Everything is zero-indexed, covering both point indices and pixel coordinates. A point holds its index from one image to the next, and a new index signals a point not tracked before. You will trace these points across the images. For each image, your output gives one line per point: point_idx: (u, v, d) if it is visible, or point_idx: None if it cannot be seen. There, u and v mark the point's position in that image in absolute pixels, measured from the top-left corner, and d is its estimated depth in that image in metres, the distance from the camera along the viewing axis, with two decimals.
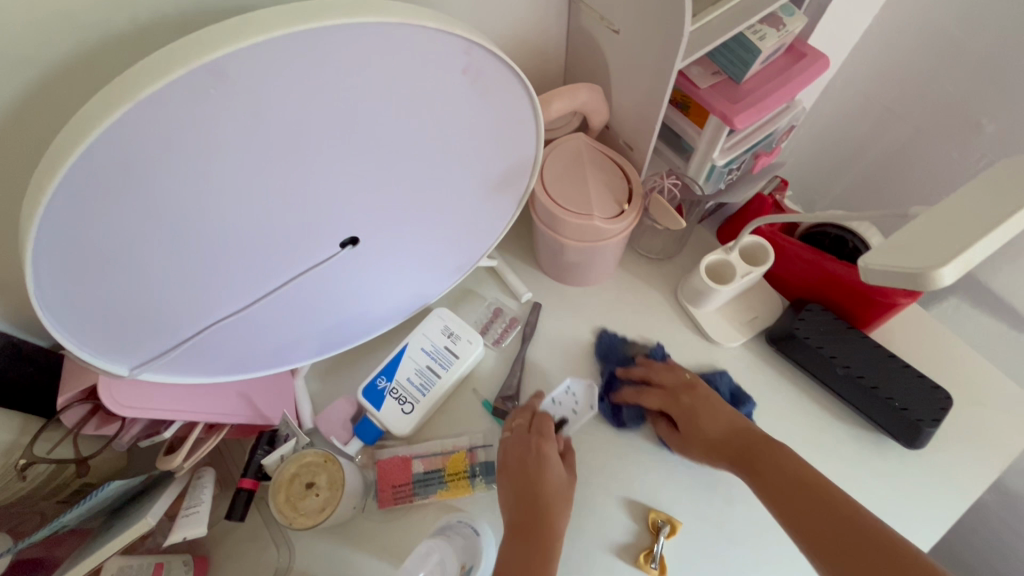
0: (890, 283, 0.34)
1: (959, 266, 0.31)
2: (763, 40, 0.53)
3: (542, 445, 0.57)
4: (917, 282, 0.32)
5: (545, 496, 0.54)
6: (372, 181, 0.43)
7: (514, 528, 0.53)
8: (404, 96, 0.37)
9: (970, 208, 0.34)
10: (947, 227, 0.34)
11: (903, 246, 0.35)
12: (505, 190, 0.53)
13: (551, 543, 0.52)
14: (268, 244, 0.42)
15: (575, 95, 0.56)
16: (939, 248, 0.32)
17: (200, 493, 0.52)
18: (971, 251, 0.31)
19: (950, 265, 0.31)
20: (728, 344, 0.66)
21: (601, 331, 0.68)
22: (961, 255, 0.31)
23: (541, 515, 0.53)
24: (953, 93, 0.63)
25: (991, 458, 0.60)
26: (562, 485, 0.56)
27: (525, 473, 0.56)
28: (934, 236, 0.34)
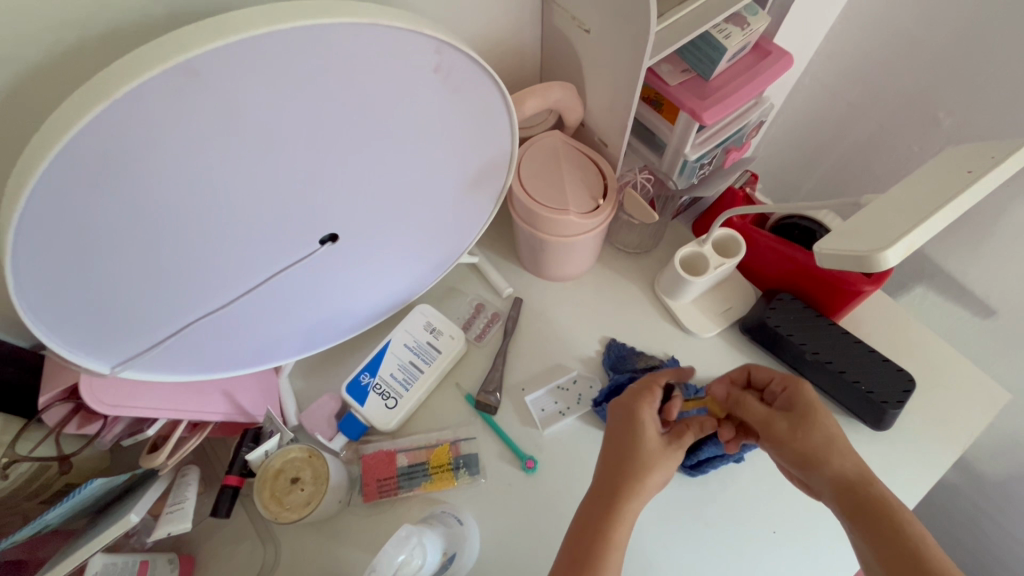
0: (841, 267, 0.36)
1: (904, 247, 0.33)
2: (728, 39, 0.55)
3: (643, 412, 0.52)
4: (865, 264, 0.34)
5: (635, 462, 0.50)
6: (350, 178, 0.44)
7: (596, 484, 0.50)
8: (378, 95, 0.38)
9: (915, 196, 0.36)
10: (893, 215, 0.36)
11: (853, 232, 0.37)
12: (482, 186, 0.54)
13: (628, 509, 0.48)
14: (247, 242, 0.43)
15: (549, 93, 0.57)
16: (883, 233, 0.35)
17: (185, 490, 0.52)
18: (913, 235, 0.33)
19: (894, 247, 0.33)
20: (704, 335, 0.68)
21: (610, 341, 0.68)
22: (904, 238, 0.33)
23: (628, 478, 0.49)
24: (912, 89, 0.66)
25: (955, 438, 0.63)
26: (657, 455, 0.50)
27: (618, 438, 0.52)
28: (882, 222, 0.36)
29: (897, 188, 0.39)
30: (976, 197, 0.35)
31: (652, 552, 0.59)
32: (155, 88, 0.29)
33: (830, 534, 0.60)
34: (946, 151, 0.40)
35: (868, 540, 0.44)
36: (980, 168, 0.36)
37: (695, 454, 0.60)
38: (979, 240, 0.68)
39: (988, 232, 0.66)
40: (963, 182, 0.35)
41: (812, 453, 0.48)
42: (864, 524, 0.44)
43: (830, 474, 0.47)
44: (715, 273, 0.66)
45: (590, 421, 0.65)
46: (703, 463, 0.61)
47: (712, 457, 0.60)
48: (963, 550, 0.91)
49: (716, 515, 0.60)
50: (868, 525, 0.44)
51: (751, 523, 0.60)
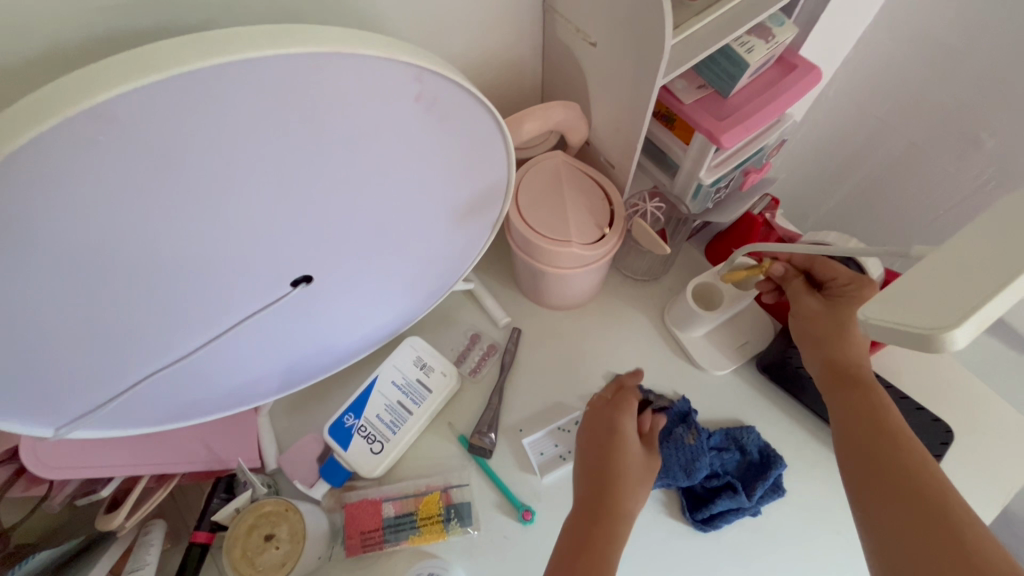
0: (893, 342, 0.28)
1: (976, 324, 0.25)
2: (750, 52, 0.49)
3: (622, 412, 0.53)
4: (925, 344, 0.26)
5: (618, 460, 0.50)
6: (321, 216, 0.39)
7: (580, 504, 0.48)
8: (349, 128, 0.33)
9: (994, 248, 0.28)
10: (959, 274, 0.28)
11: (910, 297, 0.28)
12: (476, 214, 0.49)
13: (616, 523, 0.46)
14: (205, 290, 0.38)
15: (550, 113, 0.52)
16: (946, 301, 0.27)
17: (145, 552, 0.47)
18: (990, 307, 0.25)
19: (964, 324, 0.25)
20: (716, 372, 0.63)
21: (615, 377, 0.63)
22: (977, 312, 0.25)
23: (610, 493, 0.47)
24: (951, 105, 0.60)
25: (994, 491, 0.57)
26: (642, 469, 0.50)
27: (601, 437, 0.52)
28: (944, 285, 0.27)
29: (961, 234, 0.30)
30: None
31: None
32: (65, 133, 0.24)
33: None
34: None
35: (843, 412, 0.48)
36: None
37: (707, 508, 0.55)
38: None
39: None
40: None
41: (823, 337, 0.52)
42: (844, 396, 0.48)
43: (826, 358, 0.51)
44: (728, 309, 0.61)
45: None
46: (715, 518, 0.56)
47: (728, 510, 0.56)
48: None
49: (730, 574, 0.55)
50: (857, 401, 0.47)
51: None
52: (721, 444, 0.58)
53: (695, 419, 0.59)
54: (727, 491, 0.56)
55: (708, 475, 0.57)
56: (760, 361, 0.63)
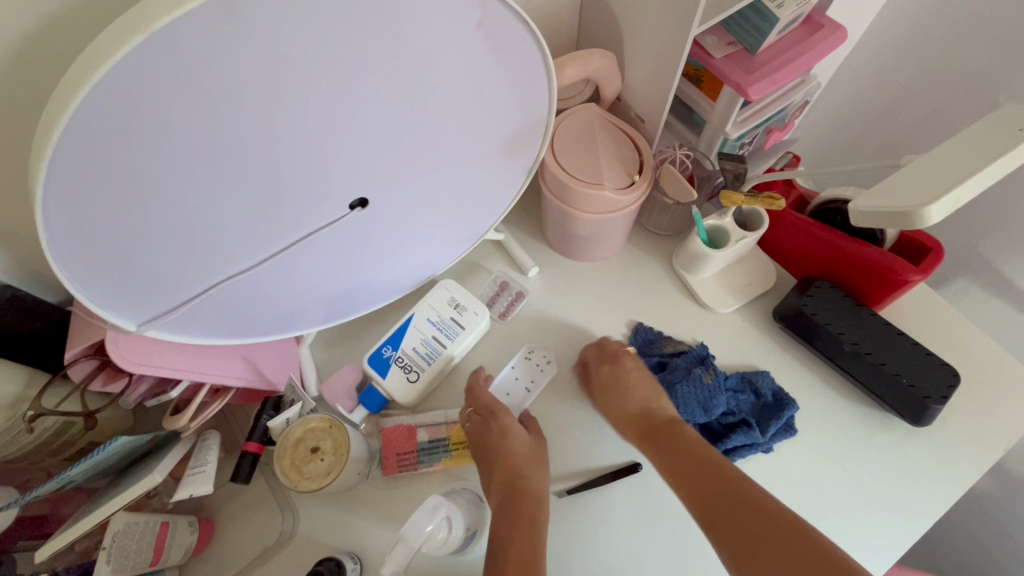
0: (884, 224, 0.33)
1: (950, 203, 0.31)
2: (780, 8, 0.52)
3: (500, 419, 0.58)
4: (905, 221, 0.31)
5: (517, 463, 0.55)
6: (383, 137, 0.42)
7: (500, 501, 0.53)
8: (415, 48, 0.37)
9: (964, 153, 0.34)
10: (935, 172, 0.34)
11: (894, 189, 0.34)
12: (517, 152, 0.52)
13: (534, 507, 0.52)
14: (277, 200, 0.42)
15: (589, 61, 0.55)
16: (923, 191, 0.32)
17: (206, 454, 0.52)
18: (961, 189, 0.31)
19: (938, 202, 0.31)
20: (722, 310, 0.66)
21: (636, 325, 0.67)
22: (950, 193, 0.31)
23: (518, 487, 0.54)
24: (971, 69, 0.62)
25: (995, 438, 0.60)
26: (529, 450, 0.57)
27: (488, 448, 0.56)
28: (924, 179, 0.33)
29: (943, 146, 0.36)
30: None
31: (674, 538, 0.58)
32: (190, 24, 0.27)
33: (862, 531, 0.57)
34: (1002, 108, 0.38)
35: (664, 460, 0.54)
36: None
37: (723, 442, 0.59)
38: None
39: None
40: (1015, 137, 0.33)
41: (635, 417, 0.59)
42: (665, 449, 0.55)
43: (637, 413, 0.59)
44: (733, 248, 0.63)
45: None
46: (730, 452, 0.59)
47: (742, 445, 0.59)
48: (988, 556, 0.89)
49: None
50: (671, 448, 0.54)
51: None
52: (737, 386, 0.61)
53: (712, 360, 0.62)
54: (741, 427, 0.59)
55: (724, 412, 0.60)
56: (781, 313, 0.64)
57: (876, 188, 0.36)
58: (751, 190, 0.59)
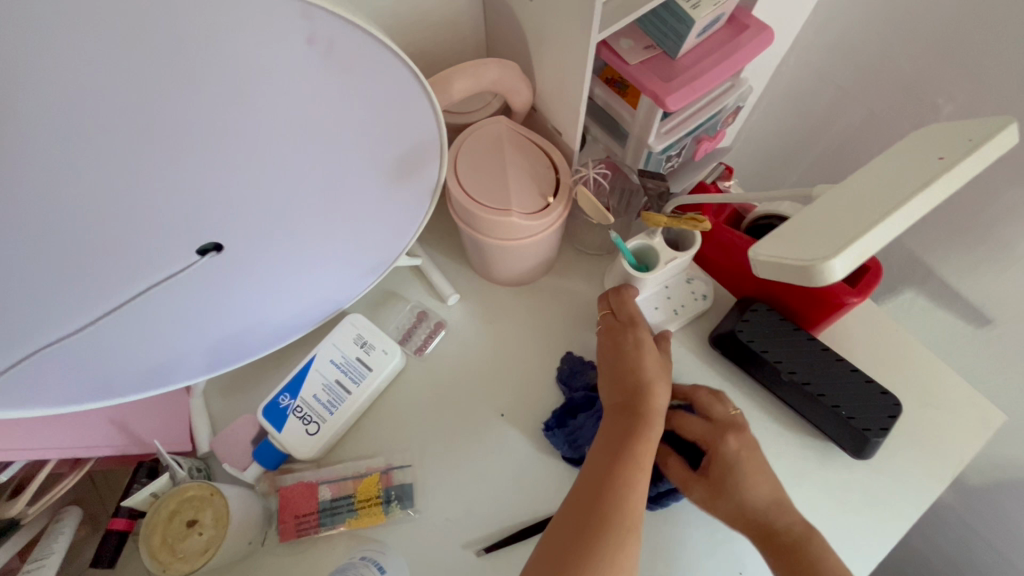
0: (783, 277, 0.28)
1: (857, 254, 0.26)
2: (696, 8, 0.47)
3: (637, 330, 0.55)
4: (807, 278, 0.26)
5: (643, 376, 0.52)
6: (218, 175, 0.36)
7: (617, 408, 0.51)
8: (226, 70, 0.30)
9: (879, 186, 0.29)
10: (845, 210, 0.28)
11: (800, 233, 0.29)
12: (405, 180, 0.46)
13: (650, 421, 0.50)
14: (88, 252, 0.35)
15: (484, 72, 0.48)
16: (828, 237, 0.27)
17: (52, 541, 0.45)
18: (868, 237, 0.26)
19: (843, 254, 0.26)
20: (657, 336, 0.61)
21: (567, 354, 0.61)
22: (856, 242, 0.26)
23: (642, 394, 0.51)
24: (907, 70, 0.58)
25: (943, 464, 0.57)
26: (658, 370, 0.53)
27: (618, 353, 0.55)
28: (834, 220, 0.28)
29: (857, 175, 0.31)
30: (957, 182, 0.27)
31: None
32: None
33: None
34: (926, 126, 0.32)
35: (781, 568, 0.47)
36: (952, 151, 0.28)
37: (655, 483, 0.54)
38: (979, 243, 0.61)
39: (992, 236, 0.59)
40: (932, 169, 0.28)
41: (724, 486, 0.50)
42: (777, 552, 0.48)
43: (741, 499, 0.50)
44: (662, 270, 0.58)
45: (543, 446, 0.58)
46: (664, 496, 0.54)
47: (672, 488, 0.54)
48: (951, 567, 0.86)
49: (678, 556, 0.54)
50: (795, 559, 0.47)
51: (720, 561, 0.54)
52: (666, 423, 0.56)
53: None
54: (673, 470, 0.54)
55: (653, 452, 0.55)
56: (717, 337, 0.60)
57: (781, 228, 0.31)
58: (674, 212, 0.54)
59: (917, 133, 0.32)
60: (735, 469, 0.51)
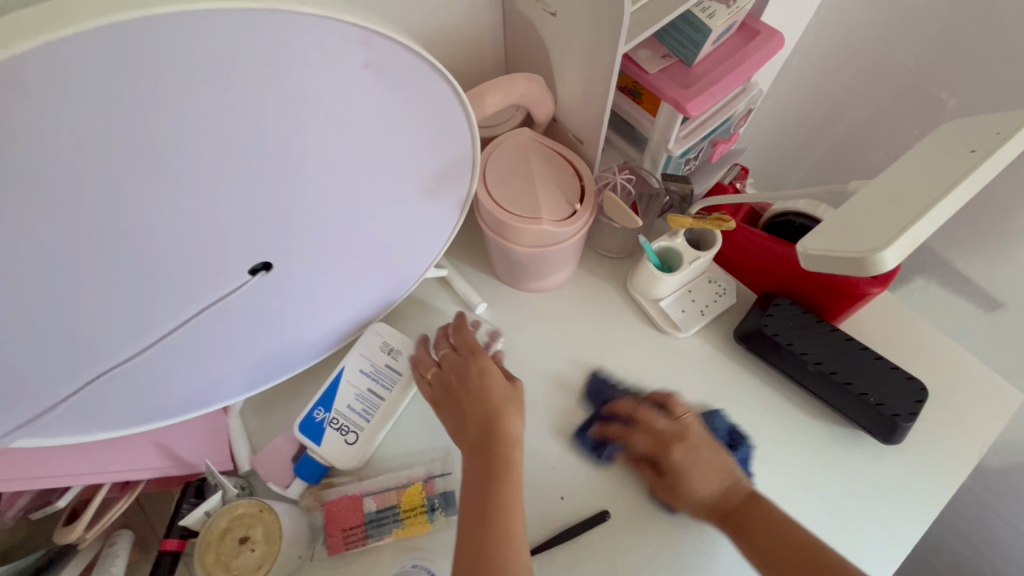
0: (837, 269, 0.30)
1: (906, 244, 0.27)
2: (712, 18, 0.49)
3: (477, 360, 0.54)
4: (860, 268, 0.28)
5: (488, 404, 0.51)
6: (274, 196, 0.37)
7: (471, 441, 0.50)
8: (293, 95, 0.31)
9: (917, 179, 0.30)
10: (886, 203, 0.30)
11: (845, 227, 0.31)
12: (441, 193, 0.47)
13: (508, 449, 0.49)
14: (150, 277, 0.36)
15: (512, 87, 0.50)
16: (875, 229, 0.29)
17: (108, 566, 0.46)
18: (917, 228, 0.27)
19: (894, 244, 0.27)
20: (682, 333, 0.63)
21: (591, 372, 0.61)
22: (906, 233, 0.27)
23: (490, 423, 0.50)
24: (910, 68, 0.60)
25: (969, 445, 0.58)
26: (506, 394, 0.52)
27: (460, 381, 0.53)
28: (878, 214, 0.30)
29: (890, 169, 0.33)
30: (992, 172, 0.29)
31: None
32: None
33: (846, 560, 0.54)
34: (950, 121, 0.34)
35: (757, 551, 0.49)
36: (983, 144, 0.30)
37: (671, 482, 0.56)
38: (986, 229, 0.63)
39: (997, 222, 0.62)
40: (968, 161, 0.29)
41: (677, 486, 0.54)
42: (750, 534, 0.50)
43: (694, 502, 0.54)
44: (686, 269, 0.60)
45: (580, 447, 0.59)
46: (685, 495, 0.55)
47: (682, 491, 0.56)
48: (972, 548, 0.88)
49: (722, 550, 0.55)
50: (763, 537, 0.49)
51: None
52: None
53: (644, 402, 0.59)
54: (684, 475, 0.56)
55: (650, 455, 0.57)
56: (743, 337, 0.61)
57: (824, 224, 0.33)
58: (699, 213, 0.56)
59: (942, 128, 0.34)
60: (686, 471, 0.54)
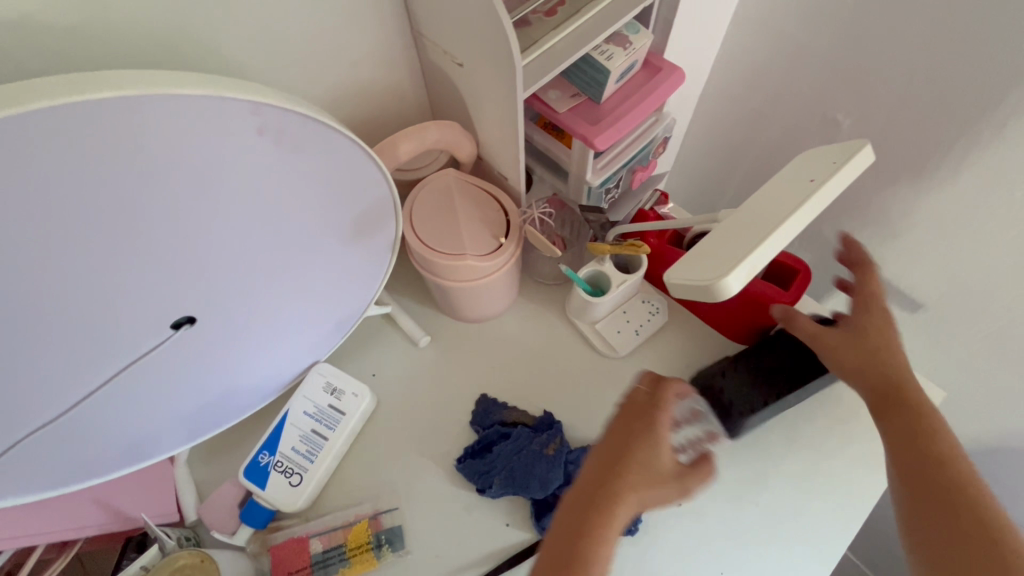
0: (693, 295, 0.34)
1: (744, 271, 0.32)
2: (610, 60, 0.52)
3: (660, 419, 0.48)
4: (709, 294, 0.32)
5: (628, 459, 0.43)
6: (189, 258, 0.38)
7: (595, 484, 0.43)
8: (191, 168, 0.33)
9: (765, 209, 0.35)
10: (739, 232, 0.34)
11: (703, 257, 0.35)
12: (363, 238, 0.50)
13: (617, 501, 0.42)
14: (65, 346, 0.37)
15: (427, 134, 0.53)
16: (723, 259, 0.33)
17: None
18: (753, 257, 0.32)
19: (734, 272, 0.32)
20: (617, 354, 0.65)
21: (482, 397, 0.63)
22: (744, 261, 0.32)
23: (626, 468, 0.43)
24: (809, 92, 0.65)
25: None
26: (662, 468, 0.43)
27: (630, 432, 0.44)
28: (731, 243, 0.34)
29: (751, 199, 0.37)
30: (823, 202, 0.33)
31: None
32: None
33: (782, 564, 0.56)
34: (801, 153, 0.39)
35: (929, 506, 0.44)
36: (818, 175, 0.34)
37: None
38: (896, 236, 0.67)
39: (906, 227, 0.65)
40: (803, 191, 0.34)
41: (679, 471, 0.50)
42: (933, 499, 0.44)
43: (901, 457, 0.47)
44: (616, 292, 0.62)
45: None
46: None
47: None
48: None
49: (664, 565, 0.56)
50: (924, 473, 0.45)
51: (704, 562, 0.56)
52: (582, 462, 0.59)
53: (558, 431, 0.59)
54: None
55: (563, 482, 0.57)
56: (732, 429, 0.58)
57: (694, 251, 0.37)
58: (615, 240, 0.60)
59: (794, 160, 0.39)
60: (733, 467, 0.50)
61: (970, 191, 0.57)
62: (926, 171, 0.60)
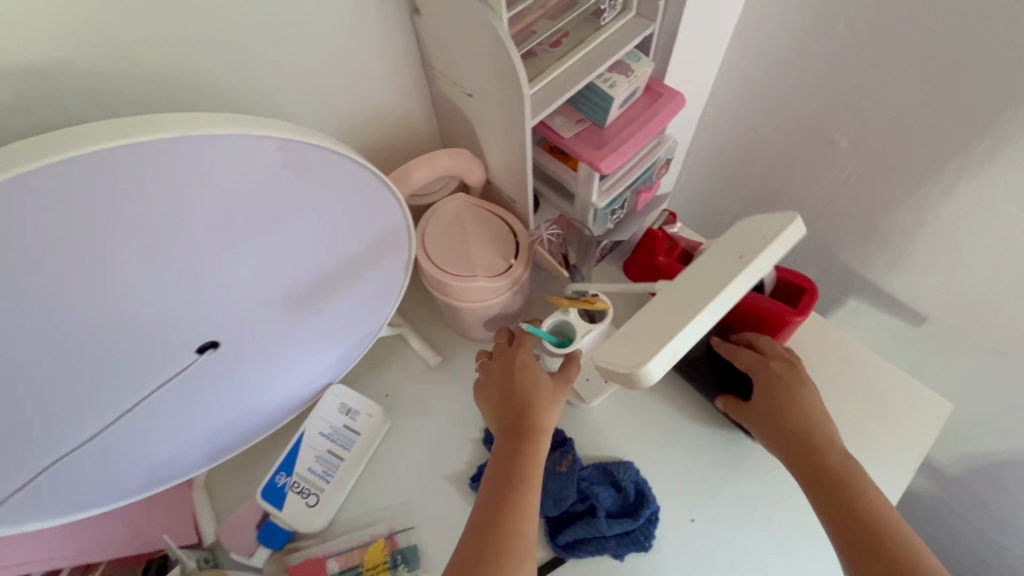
0: (618, 378, 0.38)
1: (665, 357, 0.36)
2: (613, 87, 0.55)
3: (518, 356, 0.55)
4: (631, 379, 0.36)
5: (522, 395, 0.52)
6: (214, 284, 0.40)
7: (504, 429, 0.51)
8: (219, 200, 0.35)
9: (690, 292, 0.39)
10: (666, 314, 0.39)
11: (627, 340, 0.39)
12: (378, 261, 0.51)
13: (537, 441, 0.50)
14: (95, 374, 0.39)
15: (438, 161, 0.56)
16: (644, 346, 0.37)
17: None
18: (671, 344, 0.36)
19: (654, 360, 0.36)
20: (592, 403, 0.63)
21: None
22: (664, 349, 0.36)
23: (527, 413, 0.51)
24: (805, 112, 0.68)
25: (907, 454, 0.61)
26: (547, 384, 0.53)
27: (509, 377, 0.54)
28: (656, 327, 0.38)
29: (685, 273, 0.42)
30: (748, 280, 0.38)
31: None
32: None
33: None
34: (735, 224, 0.43)
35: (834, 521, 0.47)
36: (747, 251, 0.39)
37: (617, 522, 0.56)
38: (897, 250, 0.69)
39: (905, 244, 0.67)
40: (733, 268, 0.38)
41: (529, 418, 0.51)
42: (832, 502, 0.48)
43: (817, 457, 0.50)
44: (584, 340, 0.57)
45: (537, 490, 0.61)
46: (637, 534, 0.56)
47: (623, 532, 0.56)
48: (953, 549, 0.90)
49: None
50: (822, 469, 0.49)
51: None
52: (595, 478, 0.59)
53: (572, 446, 0.60)
54: (625, 517, 0.57)
55: (575, 499, 0.58)
56: None
57: (620, 331, 0.41)
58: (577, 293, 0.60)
59: (730, 231, 0.43)
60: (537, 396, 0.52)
61: (964, 206, 0.59)
62: (921, 187, 0.61)
